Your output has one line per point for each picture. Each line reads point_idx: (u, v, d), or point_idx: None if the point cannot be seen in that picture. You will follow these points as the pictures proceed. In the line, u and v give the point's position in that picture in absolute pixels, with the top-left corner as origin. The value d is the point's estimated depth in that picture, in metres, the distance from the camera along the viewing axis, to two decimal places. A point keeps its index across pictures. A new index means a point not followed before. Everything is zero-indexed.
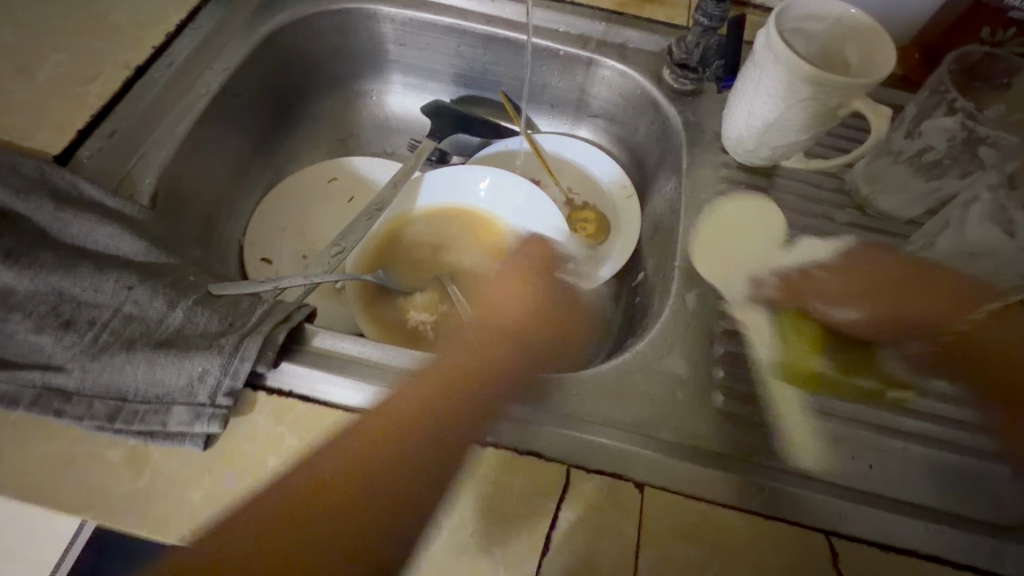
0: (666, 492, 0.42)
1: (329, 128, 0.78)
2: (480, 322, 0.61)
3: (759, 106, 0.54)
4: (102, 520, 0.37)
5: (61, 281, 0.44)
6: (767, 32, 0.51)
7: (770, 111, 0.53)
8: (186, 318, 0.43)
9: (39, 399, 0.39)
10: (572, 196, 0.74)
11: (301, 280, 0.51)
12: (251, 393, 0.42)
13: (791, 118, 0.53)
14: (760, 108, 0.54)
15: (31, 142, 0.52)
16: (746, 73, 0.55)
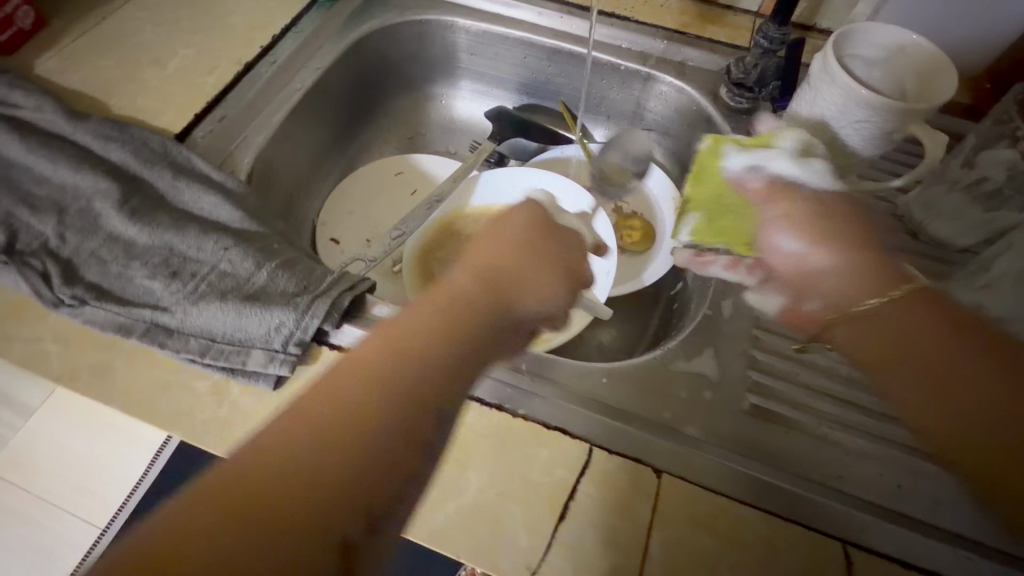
0: (684, 481, 0.44)
1: (400, 127, 0.85)
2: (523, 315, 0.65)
3: (811, 128, 0.56)
4: (187, 439, 0.43)
5: (173, 238, 0.51)
6: (824, 56, 0.52)
7: (821, 133, 0.55)
8: (270, 279, 0.50)
9: (147, 332, 0.46)
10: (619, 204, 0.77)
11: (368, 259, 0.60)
12: (318, 347, 0.48)
13: (842, 139, 0.54)
14: (812, 129, 0.55)
15: (158, 122, 0.61)
16: (801, 95, 0.56)
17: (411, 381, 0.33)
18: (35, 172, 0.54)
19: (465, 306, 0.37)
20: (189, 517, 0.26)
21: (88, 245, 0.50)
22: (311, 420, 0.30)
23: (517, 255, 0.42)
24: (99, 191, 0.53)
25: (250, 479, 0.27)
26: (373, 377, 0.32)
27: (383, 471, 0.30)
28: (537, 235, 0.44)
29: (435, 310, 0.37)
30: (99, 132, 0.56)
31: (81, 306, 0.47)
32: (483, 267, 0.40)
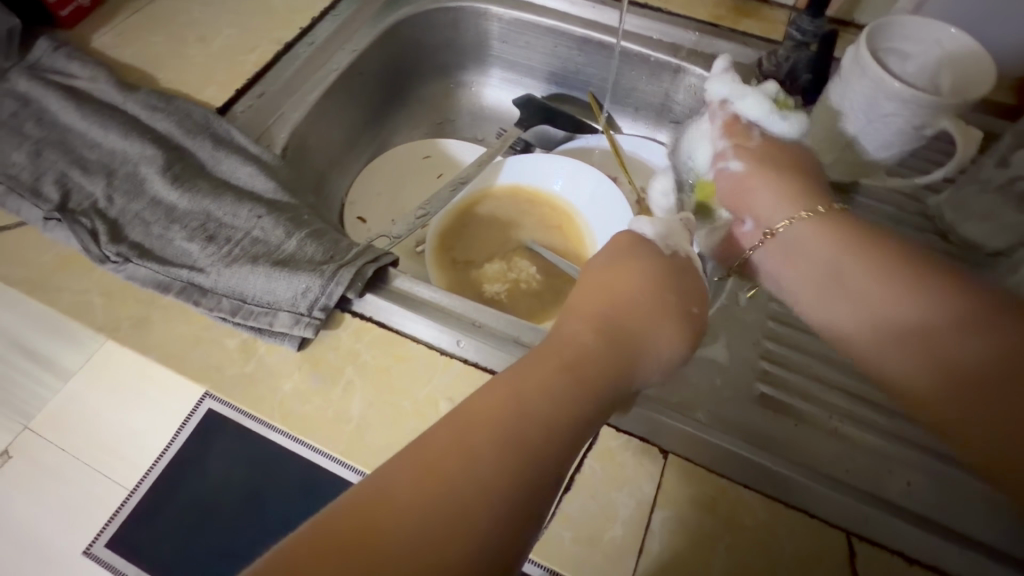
0: (689, 463, 0.44)
1: (430, 112, 0.87)
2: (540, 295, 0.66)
3: (840, 121, 0.55)
4: (216, 391, 0.46)
5: (211, 204, 0.54)
6: (856, 48, 0.52)
7: (851, 126, 0.54)
8: (298, 247, 0.52)
9: (184, 291, 0.49)
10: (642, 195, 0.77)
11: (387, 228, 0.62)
12: (340, 313, 0.50)
13: (873, 133, 0.53)
14: (842, 122, 0.55)
15: (201, 96, 0.64)
16: (831, 88, 0.56)
17: (578, 416, 0.36)
18: (88, 138, 0.57)
19: (608, 356, 0.40)
20: (328, 525, 0.30)
21: (133, 208, 0.53)
22: (436, 449, 0.33)
23: (609, 309, 0.44)
24: (145, 158, 0.56)
25: (381, 493, 0.31)
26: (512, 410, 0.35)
27: (505, 504, 0.32)
28: (663, 293, 0.45)
29: (583, 356, 0.39)
30: (147, 103, 0.60)
31: (125, 264, 0.50)
32: (610, 316, 0.43)
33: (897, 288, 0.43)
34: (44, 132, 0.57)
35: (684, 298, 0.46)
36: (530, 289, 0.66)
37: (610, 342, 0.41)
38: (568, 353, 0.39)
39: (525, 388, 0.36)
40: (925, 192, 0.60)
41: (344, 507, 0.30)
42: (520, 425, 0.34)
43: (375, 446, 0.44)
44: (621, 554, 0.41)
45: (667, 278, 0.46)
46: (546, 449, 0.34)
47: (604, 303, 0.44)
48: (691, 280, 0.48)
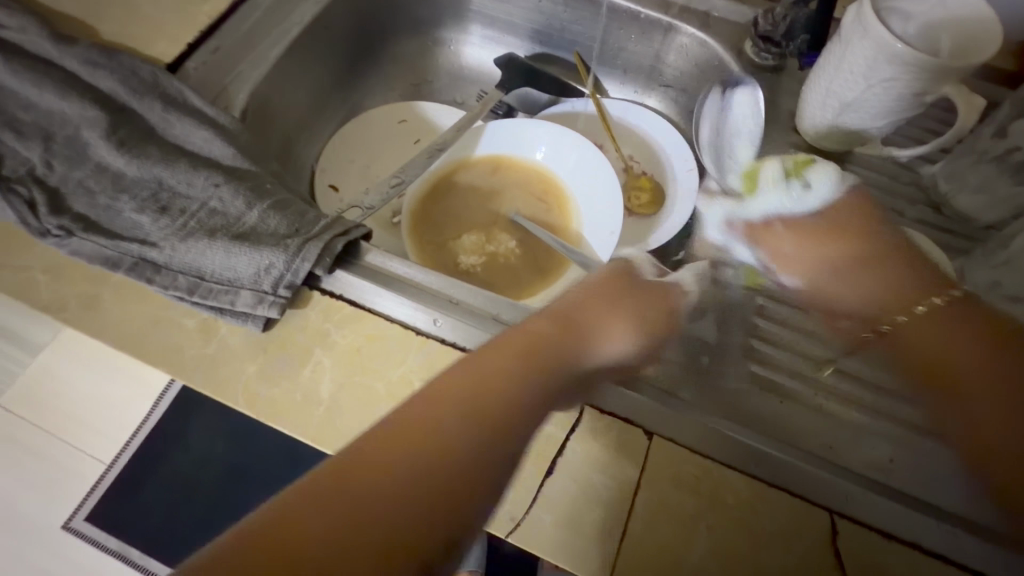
0: (673, 444, 0.43)
1: (406, 72, 0.82)
2: (521, 268, 0.64)
3: (838, 86, 0.53)
4: (175, 375, 0.43)
5: (163, 172, 0.50)
6: (859, 6, 0.49)
7: (848, 92, 0.52)
8: (261, 219, 0.48)
9: (135, 266, 0.45)
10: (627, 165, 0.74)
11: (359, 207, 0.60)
12: (308, 291, 0.46)
13: (870, 100, 0.51)
14: (839, 87, 0.52)
15: (149, 50, 0.58)
16: (829, 51, 0.53)
17: (528, 407, 0.36)
18: (22, 97, 0.52)
19: (563, 348, 0.39)
20: (284, 520, 0.30)
21: (75, 176, 0.49)
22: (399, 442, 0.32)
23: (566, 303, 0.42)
24: (87, 119, 0.51)
25: (332, 484, 0.31)
26: (463, 408, 0.34)
27: (451, 491, 0.32)
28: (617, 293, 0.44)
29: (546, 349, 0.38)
30: (86, 57, 0.54)
31: (68, 238, 0.46)
32: (576, 311, 0.42)
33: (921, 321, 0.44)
34: None
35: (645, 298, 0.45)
36: (508, 263, 0.64)
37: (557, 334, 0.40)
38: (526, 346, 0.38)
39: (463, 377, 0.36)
40: (919, 161, 0.58)
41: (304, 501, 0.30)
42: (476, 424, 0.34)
43: (346, 431, 0.42)
44: (602, 535, 0.40)
45: (617, 279, 0.45)
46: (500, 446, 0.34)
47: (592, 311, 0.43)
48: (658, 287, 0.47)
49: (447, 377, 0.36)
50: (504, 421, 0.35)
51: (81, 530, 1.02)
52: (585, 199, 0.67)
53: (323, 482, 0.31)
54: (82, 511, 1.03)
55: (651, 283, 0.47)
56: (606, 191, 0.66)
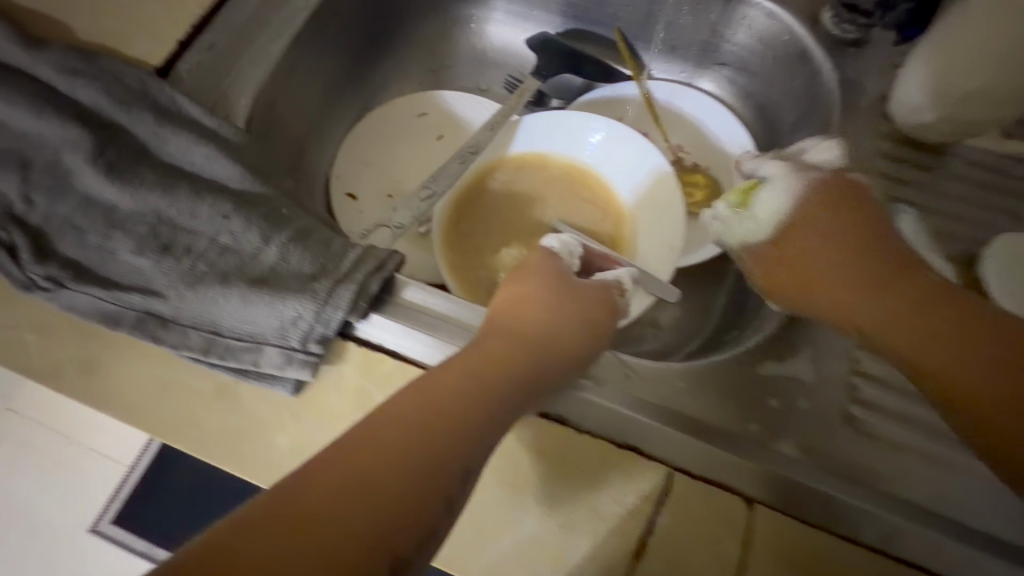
0: (777, 512, 0.37)
1: (423, 56, 0.72)
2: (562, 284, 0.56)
3: (959, 72, 0.45)
4: (197, 452, 0.37)
5: (160, 201, 0.42)
6: None
7: (970, 79, 0.45)
8: (281, 255, 0.41)
9: (140, 322, 0.38)
10: (677, 156, 0.66)
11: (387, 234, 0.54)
12: (343, 343, 0.40)
13: (995, 86, 0.45)
14: (960, 73, 0.45)
15: (133, 50, 0.49)
16: (944, 31, 0.46)
17: (501, 400, 0.31)
18: None
19: (539, 348, 0.35)
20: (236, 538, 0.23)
21: (59, 211, 0.41)
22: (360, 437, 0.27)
23: (549, 295, 0.38)
24: (67, 141, 0.43)
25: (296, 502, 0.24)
26: (431, 406, 0.28)
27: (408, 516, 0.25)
28: (553, 280, 0.40)
29: (521, 342, 0.35)
30: (61, 64, 0.46)
31: (58, 290, 0.39)
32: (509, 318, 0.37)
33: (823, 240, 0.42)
34: None
35: (571, 282, 0.40)
36: None
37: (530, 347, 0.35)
38: (500, 342, 0.34)
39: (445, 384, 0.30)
40: None
41: (253, 508, 0.24)
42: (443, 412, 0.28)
43: None
44: None
45: (543, 273, 0.40)
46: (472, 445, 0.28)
47: (508, 315, 0.37)
48: (558, 270, 0.41)
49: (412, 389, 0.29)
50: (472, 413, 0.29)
51: (110, 535, 0.90)
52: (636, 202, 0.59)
53: (279, 486, 0.25)
54: (107, 514, 0.91)
55: (595, 285, 0.41)
56: (660, 193, 0.57)
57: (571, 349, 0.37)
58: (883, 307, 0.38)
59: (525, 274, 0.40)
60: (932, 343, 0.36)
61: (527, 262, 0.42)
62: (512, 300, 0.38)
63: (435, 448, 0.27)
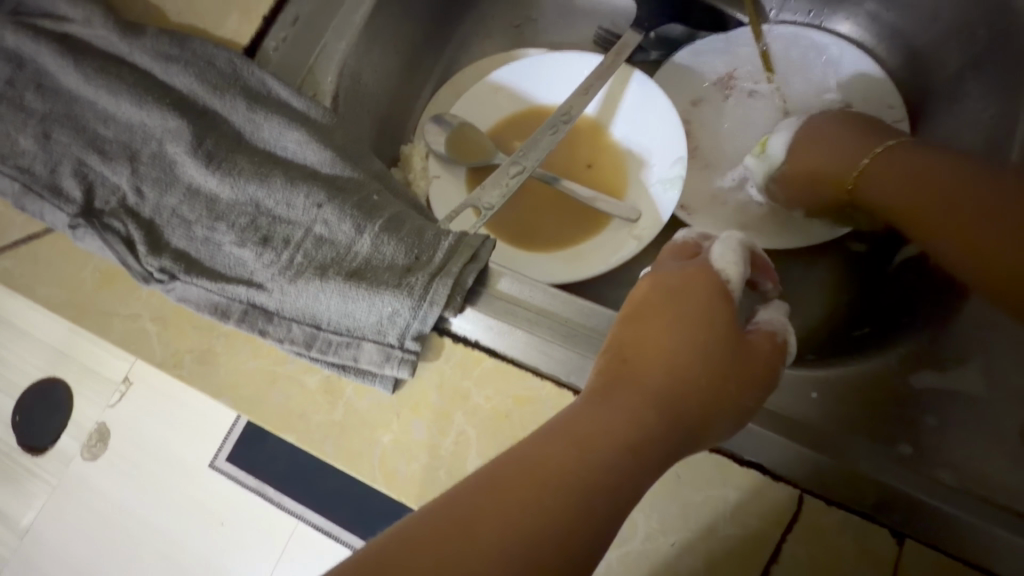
0: (938, 552, 0.31)
1: (505, 10, 0.66)
2: (581, 243, 0.54)
3: None
4: (304, 444, 0.38)
5: (258, 191, 0.42)
6: None
7: None
8: (374, 247, 0.39)
9: (246, 315, 0.39)
10: None
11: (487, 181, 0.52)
12: (438, 338, 0.38)
13: None
14: None
15: (223, 31, 0.48)
16: None
17: (638, 468, 0.29)
18: (100, 109, 0.45)
19: (681, 407, 0.32)
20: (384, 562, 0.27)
21: (168, 202, 0.42)
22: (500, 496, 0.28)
23: (697, 341, 0.33)
24: (169, 131, 0.43)
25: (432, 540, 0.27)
26: (561, 466, 0.28)
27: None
28: (705, 315, 0.34)
29: (665, 397, 0.31)
30: (158, 51, 0.46)
31: (172, 282, 0.40)
32: (646, 353, 0.33)
33: (889, 154, 0.43)
34: (51, 104, 0.46)
35: (725, 321, 0.34)
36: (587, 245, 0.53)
37: (670, 404, 0.31)
38: (639, 397, 0.31)
39: (573, 445, 0.29)
40: None
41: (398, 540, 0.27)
42: (586, 484, 0.28)
43: None
44: None
45: (699, 299, 0.34)
46: (610, 517, 0.28)
47: (654, 353, 0.33)
48: (714, 301, 0.34)
49: (543, 441, 0.30)
50: (595, 476, 0.28)
51: (225, 470, 0.96)
52: (644, 159, 0.55)
53: (422, 523, 0.28)
54: (223, 451, 0.96)
55: (754, 334, 0.35)
56: (665, 156, 0.54)
57: (722, 405, 0.32)
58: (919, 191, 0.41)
59: (675, 295, 0.35)
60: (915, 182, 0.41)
61: (678, 284, 0.35)
62: (652, 330, 0.34)
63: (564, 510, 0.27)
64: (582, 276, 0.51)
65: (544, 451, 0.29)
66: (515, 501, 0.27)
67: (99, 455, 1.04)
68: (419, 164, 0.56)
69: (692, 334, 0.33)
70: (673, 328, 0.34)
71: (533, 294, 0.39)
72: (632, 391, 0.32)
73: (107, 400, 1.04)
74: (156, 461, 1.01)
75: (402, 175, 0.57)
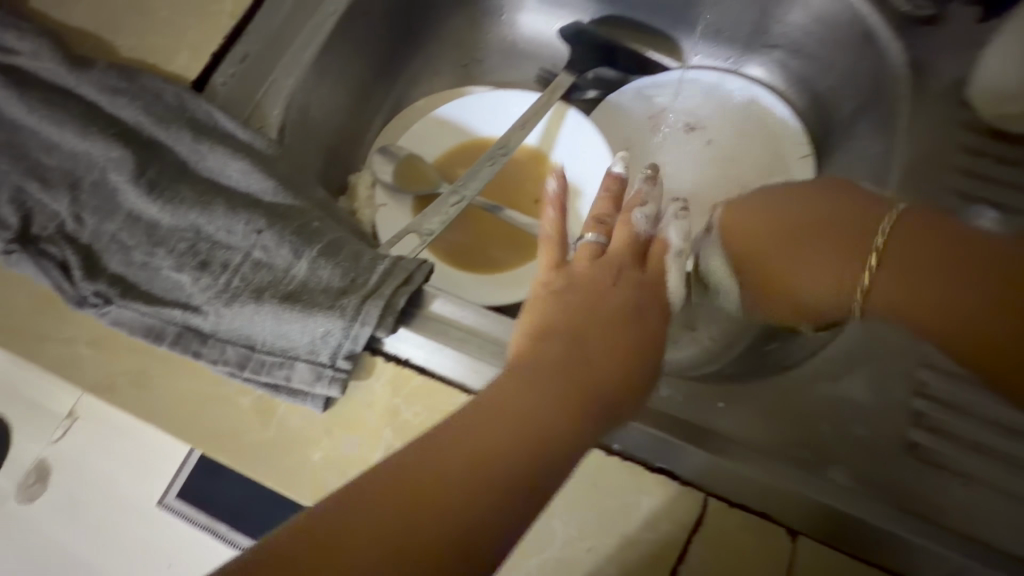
0: (826, 546, 0.34)
1: (453, 51, 0.70)
2: (520, 267, 0.56)
3: None
4: (235, 463, 0.38)
5: (199, 218, 0.43)
6: None
7: None
8: (311, 271, 0.41)
9: (179, 338, 0.40)
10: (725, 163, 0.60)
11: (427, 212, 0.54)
12: (370, 358, 0.40)
13: None
14: None
15: (172, 66, 0.51)
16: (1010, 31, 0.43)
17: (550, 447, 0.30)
18: (43, 138, 0.46)
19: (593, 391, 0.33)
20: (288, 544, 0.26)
21: (107, 228, 0.43)
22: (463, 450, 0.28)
23: (639, 304, 0.37)
24: (111, 160, 0.45)
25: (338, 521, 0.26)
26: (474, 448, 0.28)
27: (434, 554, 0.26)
28: (650, 290, 0.38)
29: (616, 353, 0.34)
30: (106, 84, 0.48)
31: (107, 306, 0.41)
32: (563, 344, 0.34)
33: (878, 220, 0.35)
34: None
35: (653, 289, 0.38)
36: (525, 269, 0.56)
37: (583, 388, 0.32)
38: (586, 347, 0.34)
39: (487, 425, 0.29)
40: None
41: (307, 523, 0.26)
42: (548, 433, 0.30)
43: None
44: None
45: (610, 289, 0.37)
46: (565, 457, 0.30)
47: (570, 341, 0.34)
48: (648, 272, 0.39)
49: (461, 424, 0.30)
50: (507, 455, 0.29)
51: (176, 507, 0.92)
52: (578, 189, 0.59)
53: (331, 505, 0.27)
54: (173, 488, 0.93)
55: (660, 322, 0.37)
56: (598, 186, 0.58)
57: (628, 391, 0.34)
58: (844, 265, 0.36)
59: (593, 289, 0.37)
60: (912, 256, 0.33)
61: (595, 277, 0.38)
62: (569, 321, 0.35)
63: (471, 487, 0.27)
64: (519, 298, 0.53)
65: (505, 401, 0.30)
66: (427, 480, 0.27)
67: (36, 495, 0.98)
68: (364, 193, 0.59)
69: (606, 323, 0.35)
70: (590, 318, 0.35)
71: (462, 314, 0.41)
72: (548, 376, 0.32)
73: (48, 436, 0.98)
74: (97, 499, 0.97)
75: (349, 204, 0.59)
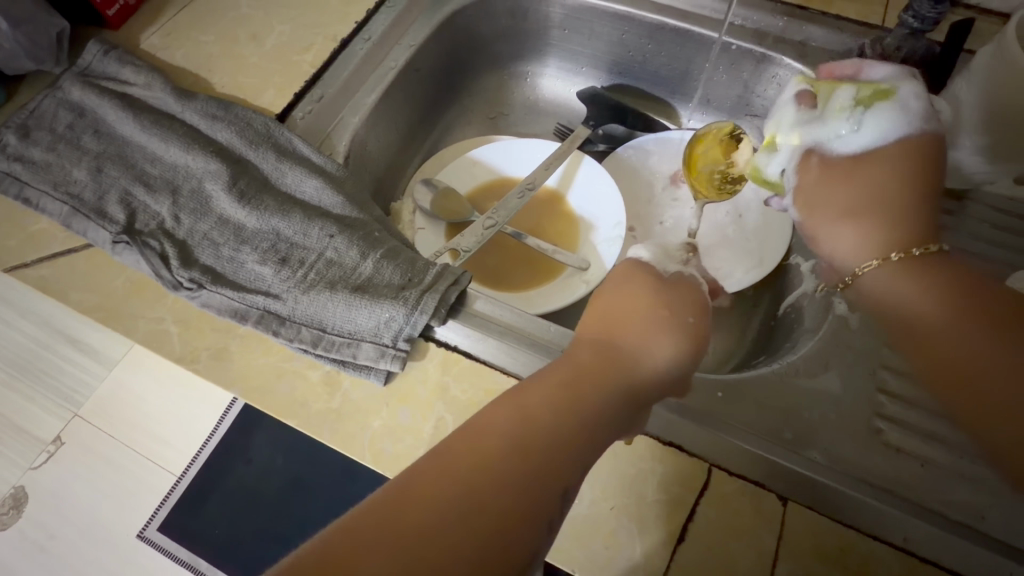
0: (810, 510, 0.41)
1: (484, 106, 0.82)
2: (541, 286, 0.65)
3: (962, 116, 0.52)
4: (303, 427, 0.44)
5: (280, 223, 0.51)
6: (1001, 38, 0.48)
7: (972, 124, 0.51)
8: (376, 269, 0.49)
9: (261, 319, 0.46)
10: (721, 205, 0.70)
11: (467, 232, 0.63)
12: (425, 343, 0.47)
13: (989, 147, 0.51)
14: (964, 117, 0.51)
15: (260, 101, 0.60)
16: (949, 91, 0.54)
17: (590, 406, 0.37)
18: (149, 152, 0.55)
19: (631, 364, 0.40)
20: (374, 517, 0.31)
21: (201, 227, 0.51)
22: (469, 449, 0.34)
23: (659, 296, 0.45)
24: (209, 173, 0.53)
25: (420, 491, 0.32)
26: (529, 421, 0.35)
27: (504, 498, 0.32)
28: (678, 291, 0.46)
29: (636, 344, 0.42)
30: (206, 111, 0.57)
31: (199, 290, 0.48)
32: (608, 336, 0.42)
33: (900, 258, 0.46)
34: (104, 146, 0.55)
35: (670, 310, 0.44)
36: (546, 288, 0.64)
37: (616, 363, 0.40)
38: (590, 359, 0.40)
39: (538, 404, 0.36)
40: None
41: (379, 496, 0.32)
42: (555, 438, 0.35)
43: None
44: None
45: (625, 289, 0.45)
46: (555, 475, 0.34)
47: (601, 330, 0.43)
48: (690, 299, 0.45)
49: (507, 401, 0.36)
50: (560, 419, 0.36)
51: (154, 540, 1.01)
52: (592, 224, 0.69)
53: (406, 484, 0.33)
54: (155, 520, 1.03)
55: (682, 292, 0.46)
56: (611, 221, 0.68)
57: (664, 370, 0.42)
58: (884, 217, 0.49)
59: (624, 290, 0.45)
60: (953, 333, 0.41)
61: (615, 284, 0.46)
62: (610, 319, 0.43)
63: (519, 443, 0.34)
64: (541, 311, 0.61)
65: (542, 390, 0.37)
66: (481, 450, 0.34)
67: (8, 524, 1.06)
68: (407, 218, 0.68)
69: (617, 323, 0.43)
70: (622, 316, 0.43)
71: (505, 310, 0.48)
72: (581, 359, 0.40)
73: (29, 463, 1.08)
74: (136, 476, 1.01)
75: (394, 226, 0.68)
